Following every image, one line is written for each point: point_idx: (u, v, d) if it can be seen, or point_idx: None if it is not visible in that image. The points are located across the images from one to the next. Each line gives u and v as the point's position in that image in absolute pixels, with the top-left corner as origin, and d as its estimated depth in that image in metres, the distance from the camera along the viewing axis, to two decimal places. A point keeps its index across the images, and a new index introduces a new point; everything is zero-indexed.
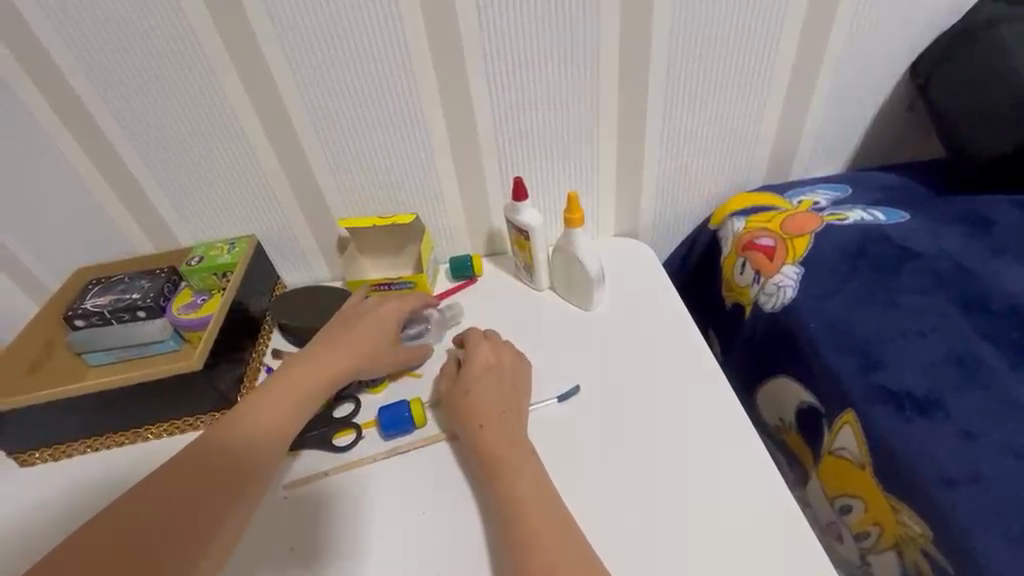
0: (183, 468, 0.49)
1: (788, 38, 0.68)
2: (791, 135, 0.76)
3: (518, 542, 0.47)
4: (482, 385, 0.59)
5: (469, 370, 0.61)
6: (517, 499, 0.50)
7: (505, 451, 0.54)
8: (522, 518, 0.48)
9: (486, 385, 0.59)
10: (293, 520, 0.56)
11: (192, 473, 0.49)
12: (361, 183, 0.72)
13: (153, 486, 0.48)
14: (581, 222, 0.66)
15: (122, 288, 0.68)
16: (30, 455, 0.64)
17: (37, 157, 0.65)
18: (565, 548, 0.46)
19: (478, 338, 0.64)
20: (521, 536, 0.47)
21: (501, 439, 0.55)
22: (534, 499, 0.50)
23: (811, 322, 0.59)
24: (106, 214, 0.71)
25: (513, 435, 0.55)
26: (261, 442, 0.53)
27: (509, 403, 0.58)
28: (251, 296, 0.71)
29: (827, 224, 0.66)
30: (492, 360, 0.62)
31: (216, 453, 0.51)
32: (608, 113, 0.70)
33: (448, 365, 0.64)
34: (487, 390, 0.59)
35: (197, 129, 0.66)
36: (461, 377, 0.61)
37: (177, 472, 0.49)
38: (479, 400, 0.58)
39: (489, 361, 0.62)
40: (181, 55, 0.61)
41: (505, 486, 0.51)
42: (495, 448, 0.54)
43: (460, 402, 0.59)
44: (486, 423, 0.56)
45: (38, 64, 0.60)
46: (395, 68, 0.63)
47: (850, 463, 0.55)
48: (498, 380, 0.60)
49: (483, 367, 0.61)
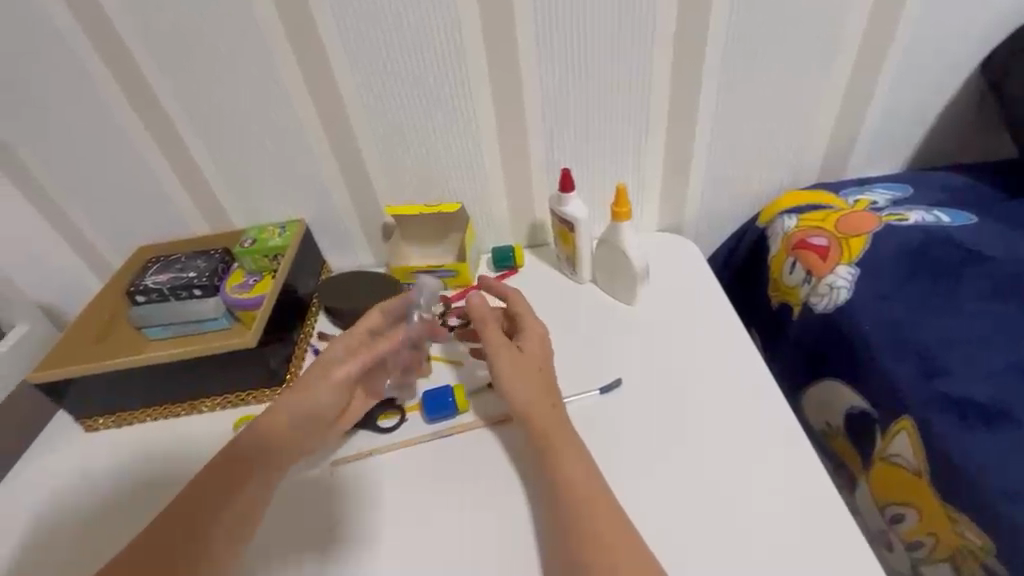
0: (214, 473, 0.53)
1: (853, 29, 0.65)
2: (848, 133, 0.74)
3: (573, 537, 0.47)
4: (542, 362, 0.60)
5: (530, 342, 0.61)
6: (575, 487, 0.50)
7: (567, 440, 0.54)
8: (586, 507, 0.48)
9: (545, 360, 0.61)
10: (339, 496, 0.57)
11: (218, 479, 0.52)
12: (410, 171, 0.73)
13: (187, 493, 0.52)
14: (628, 216, 0.66)
15: (180, 267, 0.71)
16: (94, 421, 0.68)
17: (107, 138, 0.69)
18: (630, 541, 0.46)
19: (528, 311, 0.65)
20: (576, 531, 0.47)
21: (563, 428, 0.55)
22: (594, 491, 0.50)
23: (866, 325, 0.58)
24: (167, 195, 0.74)
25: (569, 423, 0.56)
26: (272, 461, 0.55)
27: (556, 390, 0.59)
28: (300, 279, 0.74)
29: (886, 224, 0.63)
30: (545, 337, 0.63)
31: (237, 467, 0.53)
32: (659, 105, 0.69)
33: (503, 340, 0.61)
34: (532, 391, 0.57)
35: (256, 114, 0.68)
36: (523, 347, 0.61)
37: (211, 477, 0.52)
38: (546, 379, 0.59)
39: (544, 336, 0.62)
40: (246, 45, 0.63)
41: (567, 476, 0.51)
42: (557, 433, 0.54)
43: (529, 375, 0.59)
44: (560, 404, 0.57)
45: (111, 47, 0.63)
46: (449, 56, 0.64)
47: (904, 470, 0.53)
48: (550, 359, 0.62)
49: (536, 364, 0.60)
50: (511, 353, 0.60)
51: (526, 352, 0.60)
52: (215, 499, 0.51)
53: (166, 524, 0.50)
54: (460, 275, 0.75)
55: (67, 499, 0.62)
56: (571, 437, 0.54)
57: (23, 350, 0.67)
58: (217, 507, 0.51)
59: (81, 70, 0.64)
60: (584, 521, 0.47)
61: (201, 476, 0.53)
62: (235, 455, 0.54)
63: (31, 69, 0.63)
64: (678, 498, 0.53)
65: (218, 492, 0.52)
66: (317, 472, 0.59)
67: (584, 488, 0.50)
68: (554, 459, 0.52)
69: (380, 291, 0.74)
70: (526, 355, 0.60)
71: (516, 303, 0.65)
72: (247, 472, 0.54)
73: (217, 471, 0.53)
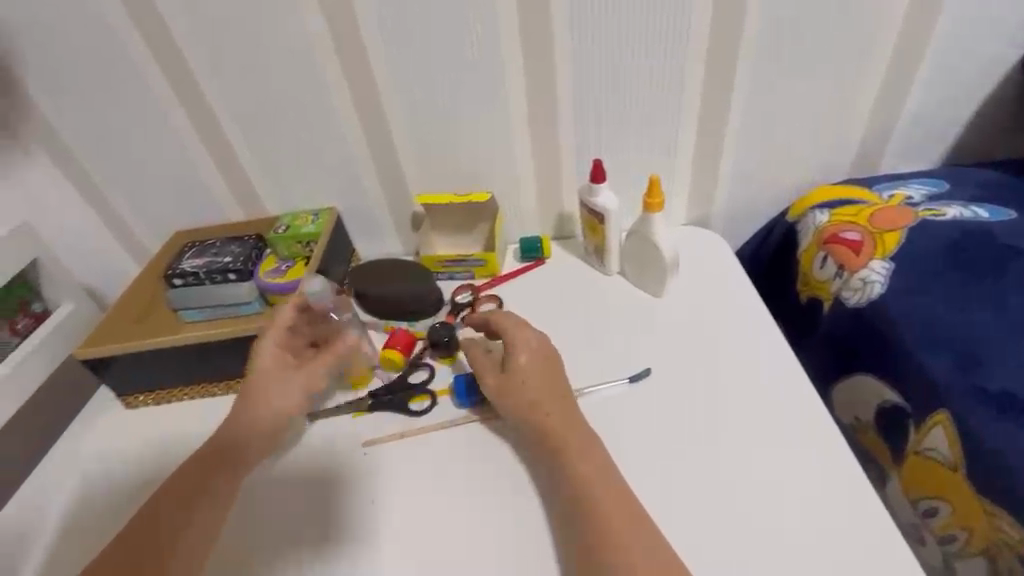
0: (192, 469, 0.56)
1: (892, 24, 0.65)
2: (882, 128, 0.73)
3: (595, 527, 0.48)
4: (539, 374, 0.59)
5: (517, 362, 0.59)
6: (585, 478, 0.51)
7: (582, 436, 0.54)
8: (604, 498, 0.49)
9: (539, 375, 0.59)
10: (372, 475, 0.59)
11: (193, 474, 0.55)
12: (442, 162, 0.74)
13: (166, 489, 0.54)
14: (660, 207, 0.66)
15: (215, 252, 0.72)
16: (135, 398, 0.70)
17: (150, 125, 0.71)
18: (652, 536, 0.47)
19: (518, 324, 0.62)
20: (596, 526, 0.48)
21: (573, 427, 0.55)
22: (610, 484, 0.50)
23: (902, 320, 0.59)
24: (205, 182, 0.76)
25: (579, 419, 0.56)
26: (239, 457, 0.57)
27: (562, 379, 0.59)
28: (331, 265, 0.75)
29: (921, 219, 0.64)
30: (540, 348, 0.61)
31: (207, 463, 0.56)
32: (691, 99, 0.69)
33: (488, 362, 0.62)
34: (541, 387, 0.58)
35: (292, 104, 0.69)
36: (507, 373, 0.60)
37: (190, 470, 0.56)
38: (537, 394, 0.57)
39: (537, 351, 0.61)
40: (286, 36, 0.64)
41: (581, 474, 0.51)
42: (572, 430, 0.55)
43: (516, 401, 0.58)
44: (554, 414, 0.56)
45: (157, 36, 0.64)
46: (484, 48, 0.65)
47: (938, 464, 0.55)
48: (548, 367, 0.60)
49: (528, 363, 0.59)
50: (494, 382, 0.60)
51: (512, 376, 0.59)
52: (193, 488, 0.54)
53: (144, 520, 0.52)
54: (488, 264, 0.76)
55: (109, 473, 0.65)
56: (584, 432, 0.55)
57: (64, 327, 0.69)
58: (195, 498, 0.53)
59: (128, 59, 0.66)
60: (600, 511, 0.48)
61: (181, 472, 0.56)
62: (212, 450, 0.57)
63: (80, 59, 0.65)
64: (707, 488, 0.53)
65: (194, 484, 0.54)
66: (351, 452, 0.61)
67: (602, 483, 0.50)
68: (571, 451, 0.53)
69: (410, 278, 0.75)
70: (510, 380, 0.59)
71: (502, 322, 0.63)
72: (214, 469, 0.56)
73: (193, 468, 0.56)
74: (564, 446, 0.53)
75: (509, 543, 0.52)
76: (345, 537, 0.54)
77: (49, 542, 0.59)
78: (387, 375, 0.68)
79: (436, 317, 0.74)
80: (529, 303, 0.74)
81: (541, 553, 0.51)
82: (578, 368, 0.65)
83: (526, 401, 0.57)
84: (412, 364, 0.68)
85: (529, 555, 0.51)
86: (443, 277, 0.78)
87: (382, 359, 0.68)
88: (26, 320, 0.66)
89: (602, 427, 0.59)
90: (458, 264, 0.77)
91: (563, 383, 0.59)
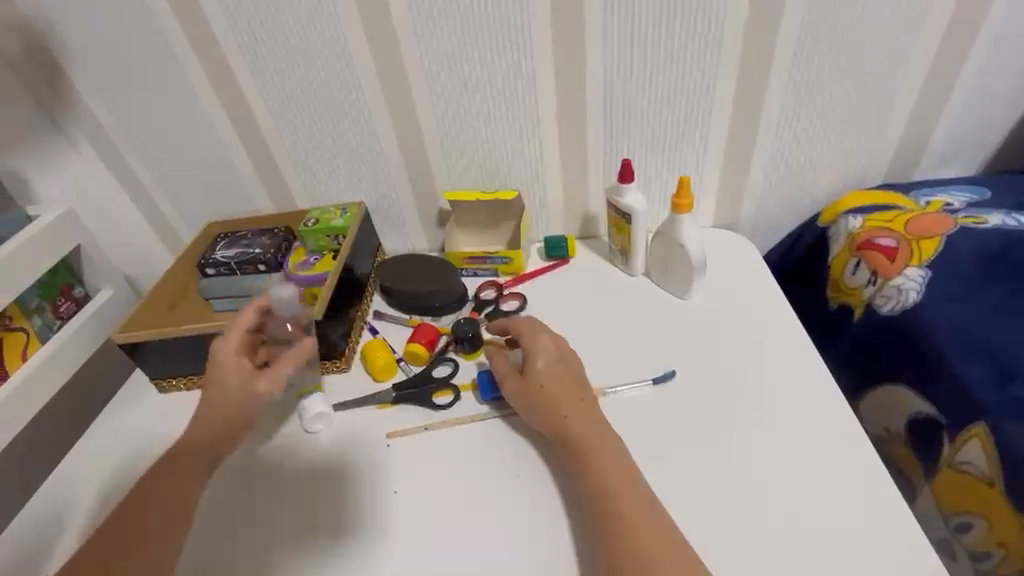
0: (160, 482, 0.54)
1: (933, 30, 0.64)
2: (920, 133, 0.72)
3: (614, 529, 0.47)
4: (558, 377, 0.59)
5: (535, 365, 0.60)
6: (605, 479, 0.50)
7: (601, 439, 0.54)
8: (621, 501, 0.49)
9: (558, 378, 0.59)
10: (395, 466, 0.59)
11: (163, 476, 0.55)
12: (471, 160, 0.75)
13: (136, 494, 0.54)
14: (688, 208, 0.66)
15: (246, 243, 0.73)
16: (167, 382, 0.72)
17: (189, 121, 0.73)
18: (676, 542, 0.46)
19: (536, 329, 0.63)
20: (618, 527, 0.47)
21: (593, 427, 0.55)
22: (628, 485, 0.50)
23: (937, 328, 0.58)
24: (238, 176, 0.78)
25: (598, 419, 0.56)
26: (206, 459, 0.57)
27: (585, 386, 0.59)
28: (357, 260, 0.75)
29: (962, 226, 0.63)
30: (558, 353, 0.61)
31: (175, 467, 0.56)
32: (723, 103, 0.68)
33: (507, 369, 0.62)
34: (561, 390, 0.57)
35: (327, 103, 0.71)
36: (527, 375, 0.60)
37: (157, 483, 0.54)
38: (556, 396, 0.57)
39: (556, 355, 0.61)
40: (323, 36, 0.66)
41: (599, 477, 0.51)
42: (591, 431, 0.54)
43: (533, 403, 0.57)
44: (572, 416, 0.55)
45: (200, 35, 0.66)
46: (516, 50, 0.65)
47: (974, 478, 0.54)
48: (568, 370, 0.60)
49: (548, 366, 0.60)
50: (514, 385, 0.60)
51: (530, 378, 0.59)
52: (170, 497, 0.54)
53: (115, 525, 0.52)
54: (513, 262, 0.77)
55: (141, 455, 0.67)
56: (605, 429, 0.55)
57: (100, 313, 0.71)
58: (166, 500, 0.53)
59: (171, 56, 0.68)
60: (614, 512, 0.48)
61: (146, 480, 0.55)
62: (177, 455, 0.56)
63: (126, 52, 0.67)
64: (728, 494, 0.53)
65: (169, 494, 0.54)
66: (376, 441, 0.62)
67: (615, 484, 0.50)
68: (588, 449, 0.53)
69: (437, 273, 0.76)
70: (528, 382, 0.59)
71: (521, 327, 0.64)
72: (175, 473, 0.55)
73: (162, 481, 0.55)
74: (582, 447, 0.53)
75: (527, 540, 0.52)
76: (368, 526, 0.55)
77: (82, 519, 0.61)
78: (411, 368, 0.69)
79: (460, 313, 0.74)
80: (552, 302, 0.74)
81: (559, 550, 0.51)
82: (601, 368, 0.65)
83: (543, 403, 0.57)
84: (435, 359, 0.69)
85: (551, 550, 0.51)
86: (468, 274, 0.79)
87: (407, 353, 0.69)
88: (67, 303, 0.69)
89: (625, 428, 0.59)
90: (483, 261, 0.77)
91: (586, 387, 0.59)
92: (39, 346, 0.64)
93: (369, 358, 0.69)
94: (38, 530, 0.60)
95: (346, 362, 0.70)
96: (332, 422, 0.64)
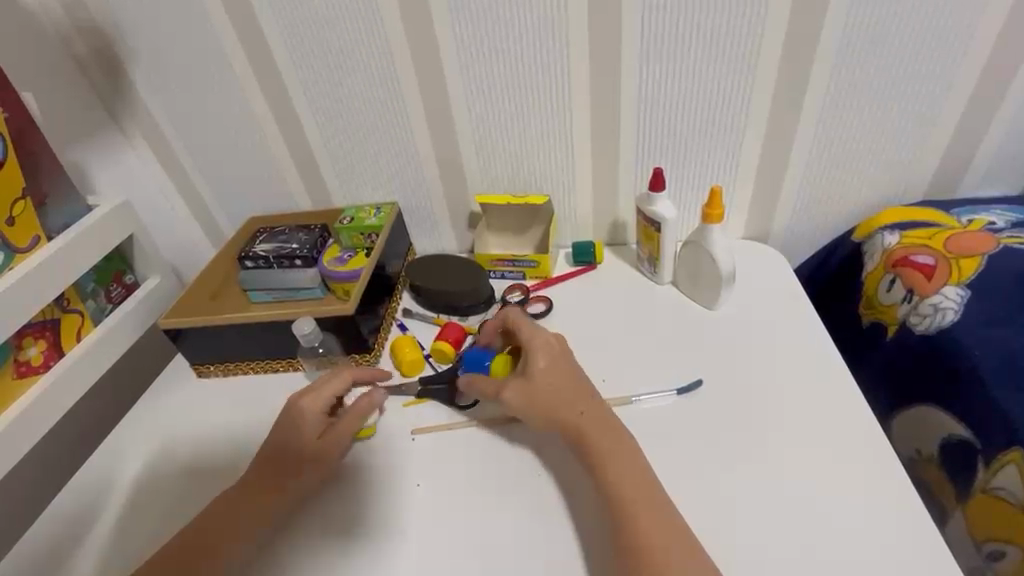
0: (223, 501, 0.57)
1: (982, 46, 0.62)
2: (966, 149, 0.70)
3: (624, 533, 0.48)
4: (548, 382, 0.59)
5: (541, 360, 0.60)
6: (622, 486, 0.50)
7: (615, 440, 0.54)
8: (637, 501, 0.49)
9: (564, 372, 0.59)
10: (420, 459, 0.61)
11: (208, 532, 0.55)
12: (502, 164, 0.76)
13: (175, 541, 0.55)
14: (719, 219, 0.66)
15: (284, 237, 0.75)
16: (205, 367, 0.76)
17: (237, 119, 0.76)
18: (684, 538, 0.47)
19: (535, 328, 0.63)
20: (628, 530, 0.48)
21: (600, 425, 0.55)
22: (645, 490, 0.50)
23: (975, 350, 0.57)
24: (280, 173, 0.81)
25: (611, 414, 0.57)
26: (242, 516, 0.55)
27: (589, 381, 0.60)
28: (389, 258, 0.77)
29: (1004, 246, 0.62)
30: (560, 348, 0.62)
31: (215, 526, 0.55)
32: (758, 114, 0.68)
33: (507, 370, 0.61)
34: (567, 383, 0.59)
35: (366, 105, 0.73)
36: (530, 371, 0.60)
37: (238, 493, 0.57)
38: (570, 390, 0.58)
39: (557, 350, 0.62)
40: (366, 40, 0.68)
41: (613, 482, 0.51)
42: (603, 426, 0.55)
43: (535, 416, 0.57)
44: (587, 413, 0.56)
45: (253, 40, 0.70)
46: (553, 59, 0.67)
47: (1009, 505, 0.53)
48: (564, 367, 0.60)
49: (549, 360, 0.60)
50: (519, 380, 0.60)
51: (537, 375, 0.59)
52: (208, 524, 0.55)
53: (156, 565, 0.53)
54: (540, 267, 0.78)
55: (181, 435, 0.70)
56: (617, 422, 0.57)
57: (147, 300, 0.75)
58: (201, 539, 0.54)
59: (224, 59, 0.71)
60: (624, 518, 0.49)
61: (189, 534, 0.55)
62: (218, 513, 0.56)
63: (181, 55, 0.71)
64: (745, 505, 0.52)
65: (209, 535, 0.55)
66: (401, 436, 0.63)
67: (632, 490, 0.50)
68: (608, 454, 0.53)
69: (464, 274, 0.77)
70: (537, 376, 0.59)
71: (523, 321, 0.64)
72: (209, 525, 0.55)
73: (219, 507, 0.56)
74: (602, 457, 0.53)
75: (541, 540, 0.53)
76: (392, 516, 0.56)
77: (126, 493, 0.65)
78: (438, 366, 0.71)
79: (486, 314, 0.76)
80: (578, 307, 0.75)
81: (574, 552, 0.51)
82: (625, 374, 0.65)
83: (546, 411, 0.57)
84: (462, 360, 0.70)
85: (569, 552, 0.51)
86: (496, 276, 0.80)
87: (434, 350, 0.71)
88: (119, 289, 0.73)
89: (647, 436, 0.59)
90: (511, 264, 0.78)
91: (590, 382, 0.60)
92: (92, 328, 0.68)
93: (398, 354, 0.71)
94: (83, 504, 0.64)
95: (374, 356, 0.72)
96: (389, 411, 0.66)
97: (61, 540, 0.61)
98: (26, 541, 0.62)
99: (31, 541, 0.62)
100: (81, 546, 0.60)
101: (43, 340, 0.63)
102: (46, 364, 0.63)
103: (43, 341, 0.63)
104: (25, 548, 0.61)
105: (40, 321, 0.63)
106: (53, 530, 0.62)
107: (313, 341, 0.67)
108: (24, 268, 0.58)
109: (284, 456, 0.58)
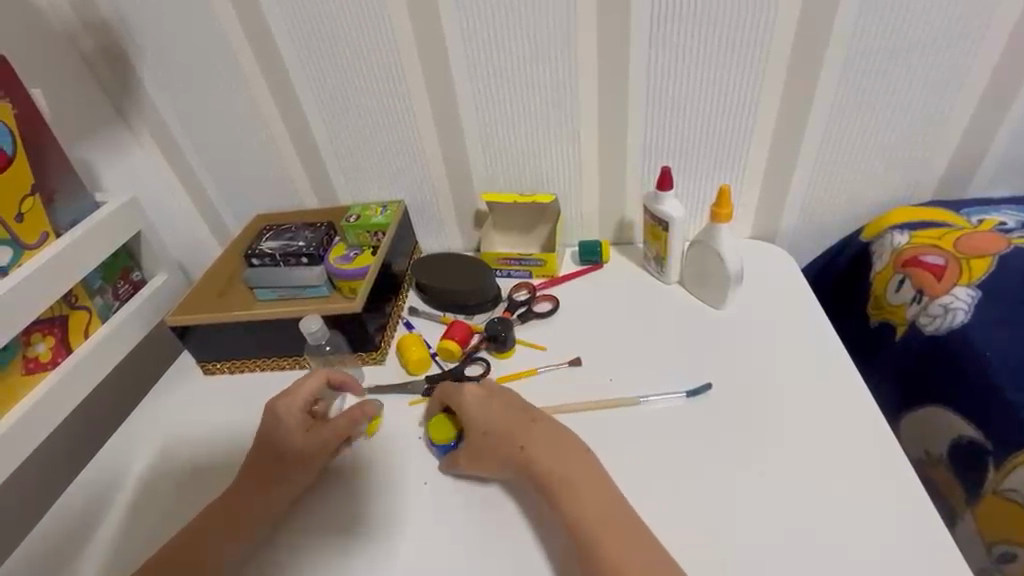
0: (229, 500, 0.57)
1: (993, 46, 0.62)
2: (976, 149, 0.69)
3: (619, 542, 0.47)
4: (495, 417, 0.58)
5: (470, 413, 0.58)
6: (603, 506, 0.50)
7: (571, 466, 0.52)
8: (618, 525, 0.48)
9: (496, 412, 0.58)
10: (426, 457, 0.61)
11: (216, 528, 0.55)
12: (509, 164, 0.76)
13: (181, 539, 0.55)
14: (727, 218, 0.66)
15: (290, 235, 0.75)
16: (213, 365, 0.76)
17: (244, 117, 0.76)
18: None
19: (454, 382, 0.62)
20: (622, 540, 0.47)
21: (555, 449, 0.54)
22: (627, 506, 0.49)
23: (985, 351, 0.57)
24: (286, 171, 0.81)
25: (564, 437, 0.55)
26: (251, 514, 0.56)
27: (529, 408, 0.59)
28: (395, 256, 0.77)
29: (1015, 246, 0.61)
30: (484, 392, 0.60)
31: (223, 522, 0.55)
32: (767, 114, 0.68)
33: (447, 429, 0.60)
34: (503, 419, 0.57)
35: (372, 104, 0.73)
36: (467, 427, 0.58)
37: (244, 492, 0.57)
38: (509, 428, 0.56)
39: (482, 395, 0.60)
40: (374, 39, 0.68)
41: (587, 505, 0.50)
42: (557, 449, 0.54)
43: (483, 451, 0.56)
44: (528, 445, 0.55)
45: (261, 39, 0.70)
46: (560, 60, 0.67)
47: (1019, 506, 0.53)
48: (497, 407, 0.58)
49: (477, 406, 0.59)
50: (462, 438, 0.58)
51: (473, 427, 0.57)
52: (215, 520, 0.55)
53: (163, 563, 0.53)
54: (547, 265, 0.78)
55: (187, 432, 0.70)
56: (571, 439, 0.55)
57: (153, 296, 0.75)
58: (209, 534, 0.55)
59: (232, 57, 0.71)
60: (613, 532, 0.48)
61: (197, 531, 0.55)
62: (226, 509, 0.56)
63: (190, 53, 0.72)
64: (751, 505, 0.52)
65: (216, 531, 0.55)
66: (407, 434, 0.63)
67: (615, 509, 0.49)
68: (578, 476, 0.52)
69: (470, 272, 0.77)
70: (473, 431, 0.57)
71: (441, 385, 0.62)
72: (217, 522, 0.55)
73: (226, 505, 0.56)
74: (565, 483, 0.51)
75: (547, 540, 0.52)
76: (398, 513, 0.56)
77: (133, 490, 0.65)
78: (444, 364, 0.71)
79: (492, 313, 0.75)
80: (584, 306, 0.74)
81: None
82: (632, 374, 0.65)
83: (493, 444, 0.56)
84: (468, 359, 0.70)
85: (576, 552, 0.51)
86: (502, 274, 0.80)
87: (440, 348, 0.70)
88: (126, 286, 0.73)
89: (654, 436, 0.58)
90: (517, 263, 0.78)
91: (526, 410, 0.58)
92: (100, 324, 0.68)
93: (404, 352, 0.71)
94: (91, 500, 0.64)
95: (380, 355, 0.72)
96: (395, 409, 0.66)
97: (69, 536, 0.61)
98: (35, 536, 0.62)
99: (40, 535, 0.62)
100: (89, 541, 0.60)
101: (51, 336, 0.63)
102: (55, 360, 0.63)
103: (52, 337, 0.63)
104: (34, 542, 0.61)
105: (48, 317, 0.63)
106: (61, 526, 0.62)
107: (320, 339, 0.67)
108: (32, 265, 0.58)
109: (275, 460, 0.58)
